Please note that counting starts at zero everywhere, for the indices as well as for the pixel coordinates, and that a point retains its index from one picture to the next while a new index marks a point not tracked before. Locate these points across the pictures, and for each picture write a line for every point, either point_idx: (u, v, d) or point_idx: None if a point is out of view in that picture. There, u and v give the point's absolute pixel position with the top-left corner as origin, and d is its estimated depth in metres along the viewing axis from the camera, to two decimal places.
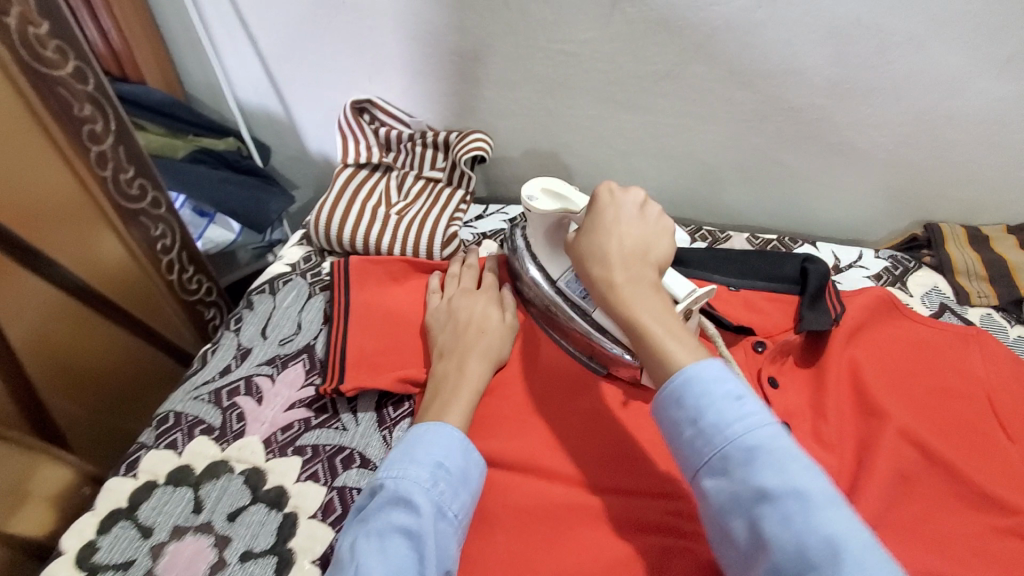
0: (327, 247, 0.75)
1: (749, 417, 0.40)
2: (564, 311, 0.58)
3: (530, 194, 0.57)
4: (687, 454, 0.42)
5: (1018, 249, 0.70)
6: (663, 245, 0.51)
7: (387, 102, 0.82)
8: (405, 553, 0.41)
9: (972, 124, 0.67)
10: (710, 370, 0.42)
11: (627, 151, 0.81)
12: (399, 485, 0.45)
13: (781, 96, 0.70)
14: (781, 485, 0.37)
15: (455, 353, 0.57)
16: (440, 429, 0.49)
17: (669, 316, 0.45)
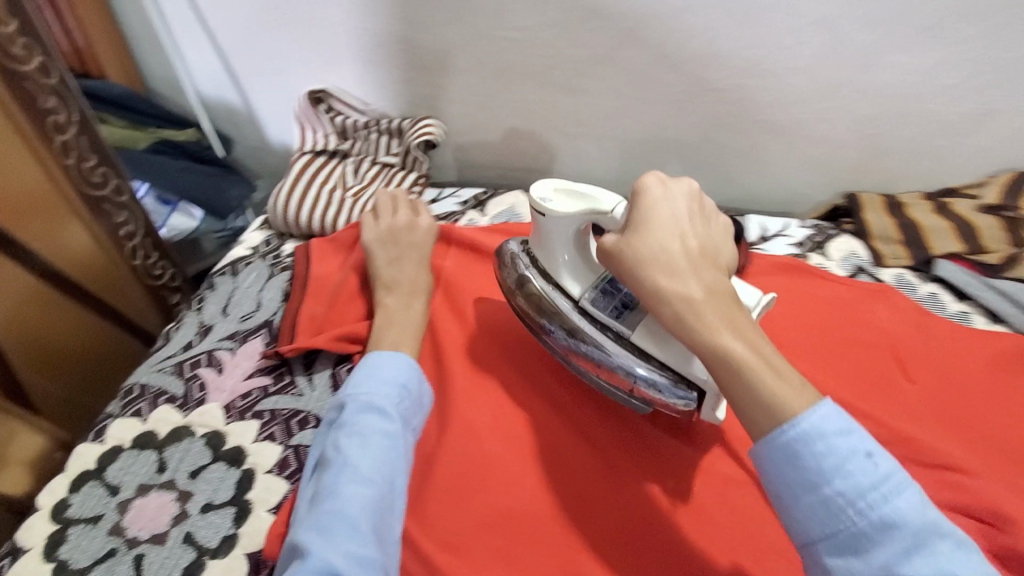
0: (286, 229, 0.80)
1: (885, 478, 0.36)
2: (594, 335, 0.53)
3: (545, 196, 0.53)
4: (804, 522, 0.38)
5: (932, 215, 0.76)
6: (723, 250, 0.48)
7: (343, 91, 0.85)
8: (387, 449, 0.49)
9: (884, 97, 0.72)
10: (831, 420, 0.38)
11: (570, 132, 0.85)
12: (371, 397, 0.51)
13: (707, 77, 0.75)
14: (931, 574, 0.34)
15: (400, 289, 0.64)
16: (399, 356, 0.56)
17: (751, 332, 0.42)
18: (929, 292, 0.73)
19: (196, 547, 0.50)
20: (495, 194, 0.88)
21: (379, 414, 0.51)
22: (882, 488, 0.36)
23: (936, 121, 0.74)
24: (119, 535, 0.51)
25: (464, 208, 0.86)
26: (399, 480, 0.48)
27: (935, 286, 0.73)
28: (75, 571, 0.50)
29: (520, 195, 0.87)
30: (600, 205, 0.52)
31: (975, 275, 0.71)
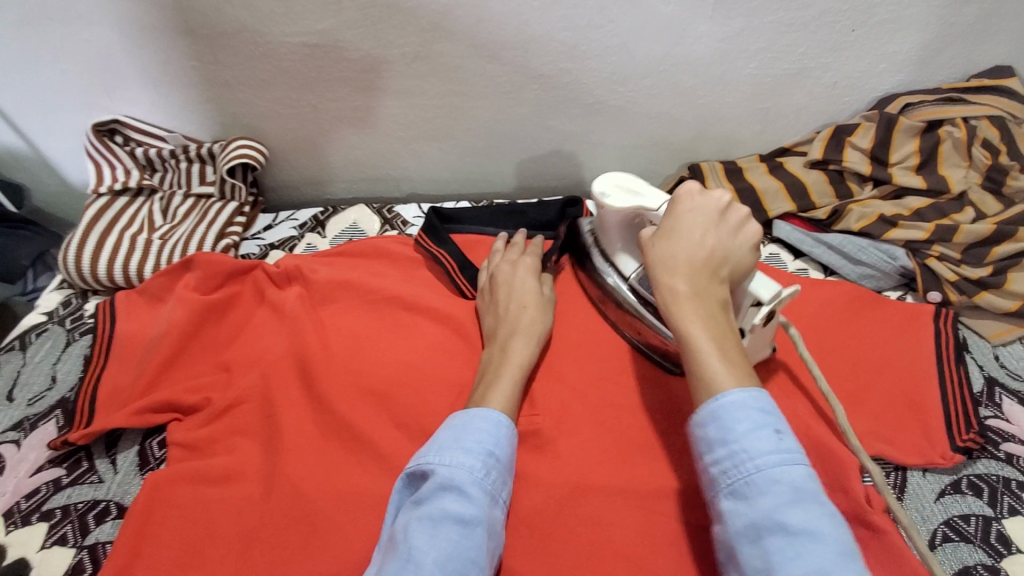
0: (87, 286, 0.70)
1: (788, 452, 0.40)
2: (638, 309, 0.60)
3: (604, 190, 0.59)
4: (713, 475, 0.42)
5: (765, 176, 0.77)
6: (742, 259, 0.50)
7: (138, 119, 0.76)
8: (458, 543, 0.42)
9: (702, 68, 0.72)
10: (755, 400, 0.42)
11: (404, 136, 0.80)
12: (452, 472, 0.45)
13: (528, 65, 0.72)
14: (801, 522, 0.37)
15: (500, 336, 0.60)
16: (488, 416, 0.49)
17: (722, 329, 0.46)
18: (769, 252, 0.75)
19: None
20: (335, 212, 0.81)
21: (458, 495, 0.44)
22: (781, 456, 0.39)
23: (752, 87, 0.75)
24: None
25: (302, 231, 0.79)
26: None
27: (775, 246, 0.75)
28: None
29: (363, 209, 0.82)
30: (650, 206, 0.57)
31: (808, 232, 0.73)
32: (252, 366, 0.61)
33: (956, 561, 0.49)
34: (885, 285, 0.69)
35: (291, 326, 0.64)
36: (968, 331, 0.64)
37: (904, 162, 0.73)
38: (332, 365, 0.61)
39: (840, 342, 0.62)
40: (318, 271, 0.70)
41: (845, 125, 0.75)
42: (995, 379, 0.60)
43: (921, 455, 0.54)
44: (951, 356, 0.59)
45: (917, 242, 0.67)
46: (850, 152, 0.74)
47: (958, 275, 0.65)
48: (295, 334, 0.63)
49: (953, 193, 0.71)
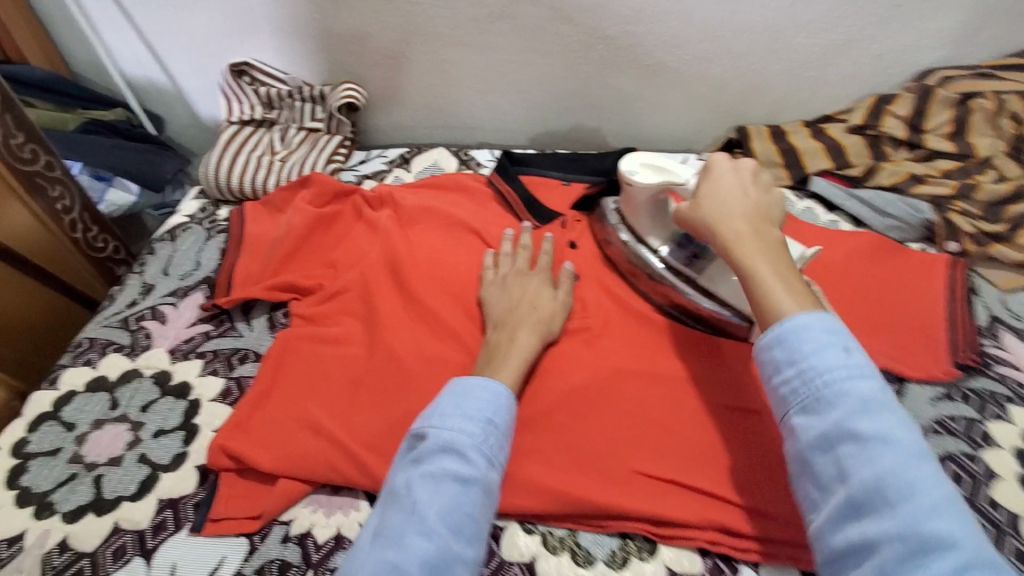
0: (221, 196, 0.85)
1: (855, 367, 0.43)
2: (670, 277, 0.66)
3: (633, 168, 0.65)
4: (783, 396, 0.45)
5: (807, 138, 0.85)
6: (779, 211, 0.57)
7: (263, 63, 0.90)
8: (457, 498, 0.45)
9: (751, 35, 0.81)
10: (821, 321, 0.45)
11: (481, 89, 0.92)
12: (454, 436, 0.48)
13: (596, 27, 0.82)
14: (872, 430, 0.41)
15: (507, 325, 0.62)
16: (491, 386, 0.53)
17: (782, 264, 0.51)
18: (805, 207, 0.82)
19: (150, 464, 0.56)
20: (419, 152, 0.94)
21: (457, 456, 0.47)
22: (848, 371, 0.43)
23: (798, 56, 0.83)
24: (78, 462, 0.57)
25: (391, 166, 0.92)
26: (467, 529, 0.45)
27: (810, 202, 0.83)
28: (39, 493, 0.55)
29: (443, 151, 0.94)
30: (677, 177, 0.63)
31: (842, 188, 0.80)
32: (354, 265, 0.74)
33: (941, 448, 0.58)
34: (909, 236, 0.77)
35: (388, 234, 0.77)
36: (981, 278, 0.71)
37: (938, 130, 0.81)
38: (419, 265, 0.73)
39: (860, 274, 0.70)
40: (406, 198, 0.83)
41: (886, 96, 0.83)
42: (998, 318, 0.67)
43: (925, 371, 0.62)
44: (958, 295, 0.67)
45: (942, 196, 0.75)
46: (889, 120, 0.82)
47: (976, 228, 0.73)
48: (390, 241, 0.76)
49: (978, 158, 0.78)
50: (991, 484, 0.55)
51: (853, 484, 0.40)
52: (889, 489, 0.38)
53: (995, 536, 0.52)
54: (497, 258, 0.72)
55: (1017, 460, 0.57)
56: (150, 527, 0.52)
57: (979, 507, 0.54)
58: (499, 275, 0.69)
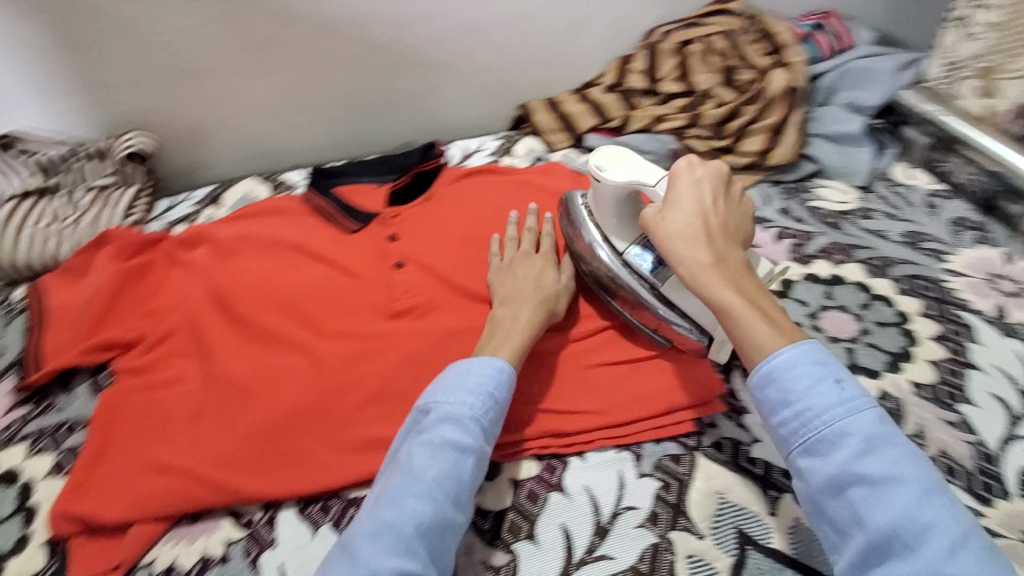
0: (12, 276, 0.79)
1: (851, 400, 0.44)
2: (628, 281, 0.62)
3: (601, 165, 0.62)
4: (783, 435, 0.46)
5: (576, 103, 1.01)
6: (744, 228, 0.57)
7: (32, 129, 0.85)
8: (455, 464, 0.49)
9: (501, 22, 0.94)
10: (807, 354, 0.46)
11: (276, 113, 0.94)
12: (454, 408, 0.52)
13: (366, 36, 0.90)
14: (879, 471, 0.42)
15: (512, 304, 0.64)
16: (492, 362, 0.56)
17: (750, 289, 0.51)
18: (586, 159, 0.97)
19: None
20: (228, 187, 0.94)
21: (457, 425, 0.51)
22: (844, 407, 0.44)
23: (546, 36, 0.98)
24: None
25: (200, 206, 0.91)
26: (458, 495, 0.49)
27: (590, 155, 0.98)
28: None
29: (253, 181, 0.95)
30: (644, 179, 0.60)
31: (609, 138, 0.96)
32: (175, 307, 0.73)
33: None
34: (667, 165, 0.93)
35: (206, 269, 0.77)
36: None
37: (670, 75, 0.98)
38: (243, 288, 0.75)
39: None
40: (220, 232, 0.83)
41: (627, 58, 1.01)
42: None
43: None
44: None
45: (678, 128, 0.93)
46: (631, 76, 0.99)
47: (708, 147, 0.90)
48: (210, 273, 0.76)
49: (701, 91, 0.96)
50: None
51: (871, 529, 0.41)
52: (904, 532, 0.40)
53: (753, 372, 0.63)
54: (500, 245, 0.72)
55: None
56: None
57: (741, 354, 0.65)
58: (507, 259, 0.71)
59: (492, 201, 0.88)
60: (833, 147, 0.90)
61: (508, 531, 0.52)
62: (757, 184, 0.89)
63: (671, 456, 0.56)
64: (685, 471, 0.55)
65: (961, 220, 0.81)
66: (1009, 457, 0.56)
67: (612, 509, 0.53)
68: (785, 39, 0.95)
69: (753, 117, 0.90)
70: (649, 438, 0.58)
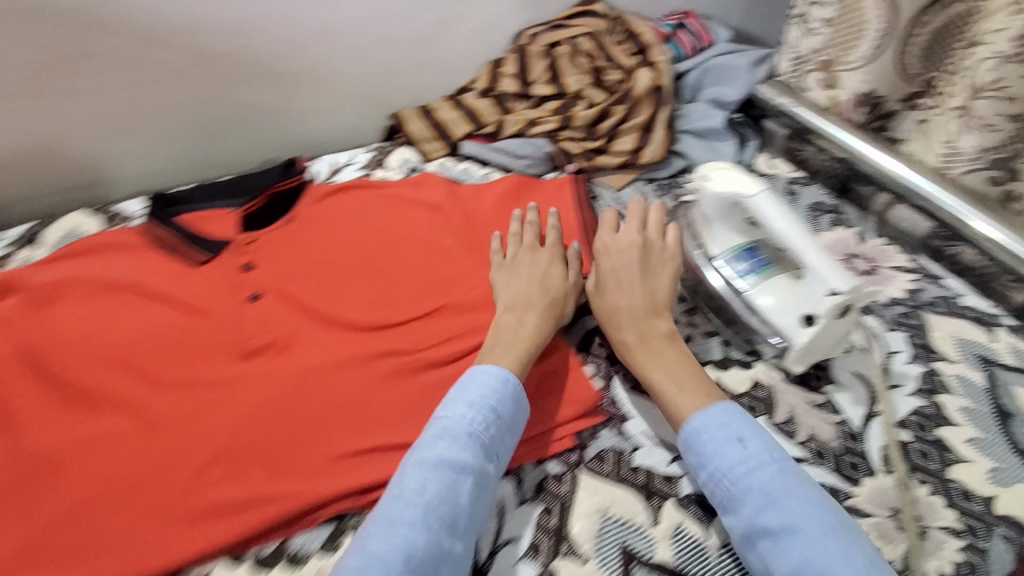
0: None
1: (752, 457, 0.48)
2: (717, 282, 0.67)
3: (707, 174, 0.67)
4: (708, 495, 0.49)
5: (450, 109, 0.97)
6: (664, 288, 0.62)
7: None
8: (451, 485, 0.46)
9: (358, 28, 0.88)
10: (714, 416, 0.50)
11: (104, 136, 0.83)
12: (451, 422, 0.50)
13: (202, 47, 0.81)
14: (778, 522, 0.44)
15: (517, 308, 0.62)
16: (494, 373, 0.54)
17: (671, 362, 0.56)
18: (463, 167, 0.93)
19: None
20: (51, 222, 0.82)
21: (452, 442, 0.48)
22: (746, 466, 0.47)
23: (410, 41, 0.93)
24: None
25: (15, 247, 0.79)
26: (457, 523, 0.45)
27: (467, 162, 0.94)
28: None
29: (82, 214, 0.83)
30: (746, 190, 0.64)
31: (484, 144, 0.93)
32: None
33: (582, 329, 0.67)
34: (544, 169, 0.91)
35: (15, 321, 0.66)
36: (598, 185, 0.89)
37: (541, 78, 0.97)
38: (63, 341, 0.64)
39: (510, 216, 0.81)
40: (34, 277, 0.71)
41: (498, 62, 0.98)
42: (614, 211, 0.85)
43: None
44: (584, 205, 0.82)
45: (552, 131, 0.91)
46: (503, 81, 0.97)
47: (582, 148, 0.90)
48: (20, 327, 0.66)
49: (571, 93, 0.95)
50: None
51: None
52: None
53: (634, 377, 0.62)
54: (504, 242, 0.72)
55: None
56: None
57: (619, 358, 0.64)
58: (511, 258, 0.69)
59: (363, 218, 0.81)
60: (699, 143, 0.93)
61: None
62: (632, 183, 0.89)
63: (554, 476, 0.54)
64: (567, 490, 0.53)
65: (818, 204, 0.86)
66: (872, 433, 0.58)
67: (490, 547, 0.49)
68: (649, 40, 0.97)
69: (623, 116, 0.90)
70: (529, 459, 0.55)
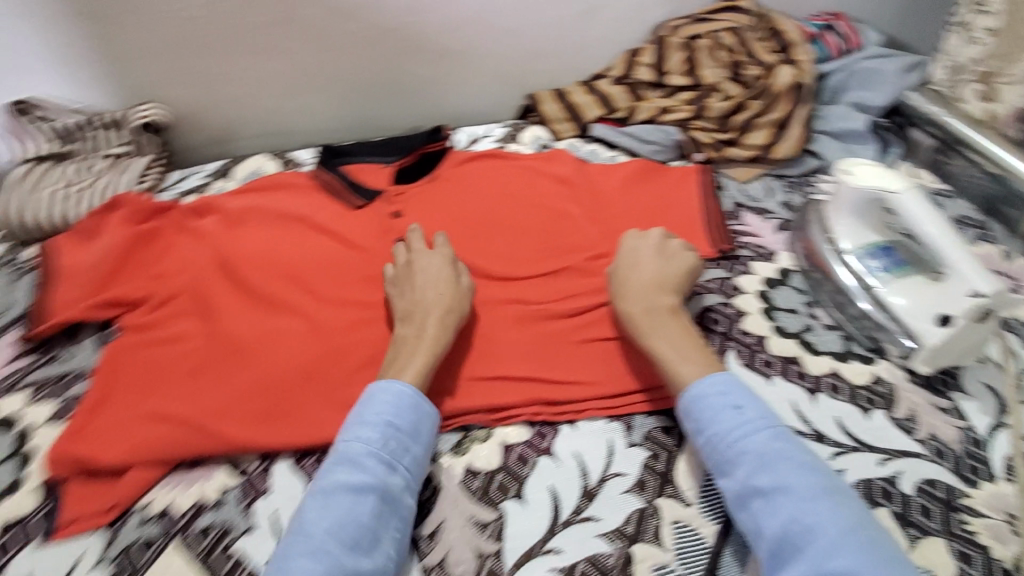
0: (24, 236, 0.82)
1: (749, 422, 0.51)
2: (846, 277, 0.68)
3: (849, 169, 0.69)
4: (704, 459, 0.53)
5: (583, 94, 1.02)
6: (680, 272, 0.65)
7: (50, 98, 0.88)
8: (353, 508, 0.46)
9: (511, 11, 0.96)
10: (714, 385, 0.53)
11: (287, 93, 0.96)
12: (347, 448, 0.49)
13: (378, 20, 0.92)
14: (770, 482, 0.47)
15: (412, 319, 0.61)
16: (389, 391, 0.53)
17: (676, 334, 0.59)
18: (591, 148, 0.97)
19: None
20: (240, 161, 0.96)
21: (352, 466, 0.48)
22: (743, 431, 0.50)
23: (556, 26, 0.99)
24: None
25: (210, 179, 0.93)
26: (365, 540, 0.46)
27: (595, 144, 0.98)
28: None
29: (263, 158, 0.97)
30: (889, 187, 0.65)
31: (614, 128, 0.97)
32: (181, 271, 0.74)
33: (700, 305, 0.69)
34: (670, 156, 0.94)
35: (213, 235, 0.79)
36: (725, 176, 0.90)
37: (677, 69, 0.99)
38: (249, 255, 0.76)
39: (635, 194, 0.85)
40: (229, 203, 0.84)
41: (635, 52, 1.02)
42: (739, 203, 0.85)
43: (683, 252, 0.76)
44: (705, 193, 0.83)
45: (684, 119, 0.95)
46: (639, 69, 1.00)
47: (713, 138, 0.92)
48: (217, 241, 0.78)
49: (707, 84, 0.97)
50: (742, 318, 0.68)
51: (770, 536, 0.46)
52: (793, 533, 0.45)
53: (749, 355, 0.65)
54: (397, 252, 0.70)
55: (759, 299, 0.71)
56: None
57: (734, 336, 0.66)
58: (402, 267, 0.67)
59: (497, 183, 0.88)
60: (837, 144, 0.92)
61: (497, 490, 0.54)
62: (760, 177, 0.90)
63: (662, 428, 0.58)
64: (675, 442, 0.57)
65: (965, 218, 0.83)
66: (997, 443, 0.58)
67: (601, 475, 0.54)
68: (794, 38, 0.96)
69: (758, 111, 0.92)
70: (640, 409, 0.60)
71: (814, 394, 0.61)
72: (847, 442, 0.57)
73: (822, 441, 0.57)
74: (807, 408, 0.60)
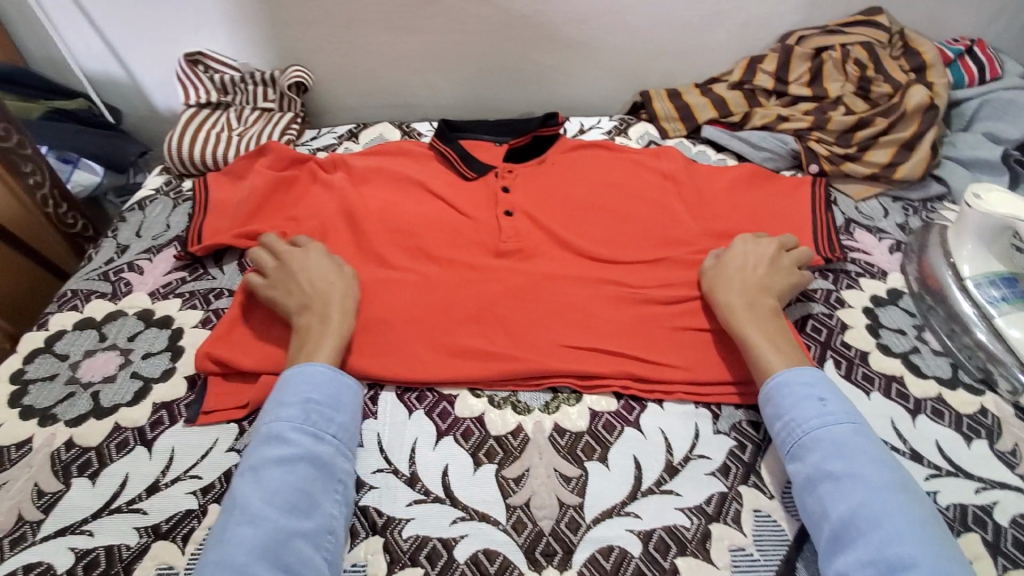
0: (184, 169, 0.93)
1: (830, 413, 0.52)
2: (964, 304, 0.66)
3: (980, 193, 0.66)
4: (778, 442, 0.53)
5: (698, 95, 1.02)
6: (786, 280, 0.65)
7: (216, 53, 0.99)
8: (283, 478, 0.49)
9: (640, 8, 0.98)
10: (802, 376, 0.55)
11: (417, 68, 1.03)
12: (274, 426, 0.52)
13: (511, 7, 0.97)
14: (844, 468, 0.48)
15: (309, 308, 0.64)
16: (306, 372, 0.57)
17: (773, 333, 0.60)
18: (700, 150, 0.98)
19: (142, 378, 0.65)
20: (365, 127, 1.04)
21: (280, 443, 0.51)
22: (823, 420, 0.51)
23: (681, 26, 1.00)
24: (75, 383, 0.65)
25: (341, 140, 1.02)
26: (302, 503, 0.49)
27: (704, 146, 0.99)
28: (40, 408, 0.62)
29: (387, 125, 1.05)
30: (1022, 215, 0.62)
31: (726, 132, 0.98)
32: (311, 216, 0.82)
33: (802, 312, 0.69)
34: (782, 165, 0.93)
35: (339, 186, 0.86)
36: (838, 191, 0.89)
37: (800, 79, 0.97)
38: (371, 209, 0.83)
39: (742, 197, 0.84)
40: (355, 160, 0.91)
41: (757, 58, 1.00)
42: (851, 219, 0.84)
43: None
44: (822, 206, 0.82)
45: (802, 130, 0.93)
46: (759, 76, 0.99)
47: (830, 152, 0.90)
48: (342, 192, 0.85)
49: (831, 98, 0.95)
50: (844, 332, 0.67)
51: (834, 518, 0.46)
52: (859, 518, 0.45)
53: (847, 367, 0.64)
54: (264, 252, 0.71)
55: (864, 315, 0.69)
56: (79, 559, 0.52)
57: (834, 346, 0.66)
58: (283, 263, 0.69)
59: (605, 171, 0.90)
60: (965, 171, 0.88)
61: (583, 450, 0.58)
62: (875, 197, 0.88)
63: (750, 422, 0.60)
64: (762, 437, 0.59)
65: None
66: None
67: (684, 454, 0.58)
68: (931, 59, 0.92)
69: (884, 128, 0.88)
70: (728, 400, 0.62)
71: (914, 414, 0.60)
72: (945, 465, 0.56)
73: (918, 461, 0.56)
74: (906, 427, 0.59)
